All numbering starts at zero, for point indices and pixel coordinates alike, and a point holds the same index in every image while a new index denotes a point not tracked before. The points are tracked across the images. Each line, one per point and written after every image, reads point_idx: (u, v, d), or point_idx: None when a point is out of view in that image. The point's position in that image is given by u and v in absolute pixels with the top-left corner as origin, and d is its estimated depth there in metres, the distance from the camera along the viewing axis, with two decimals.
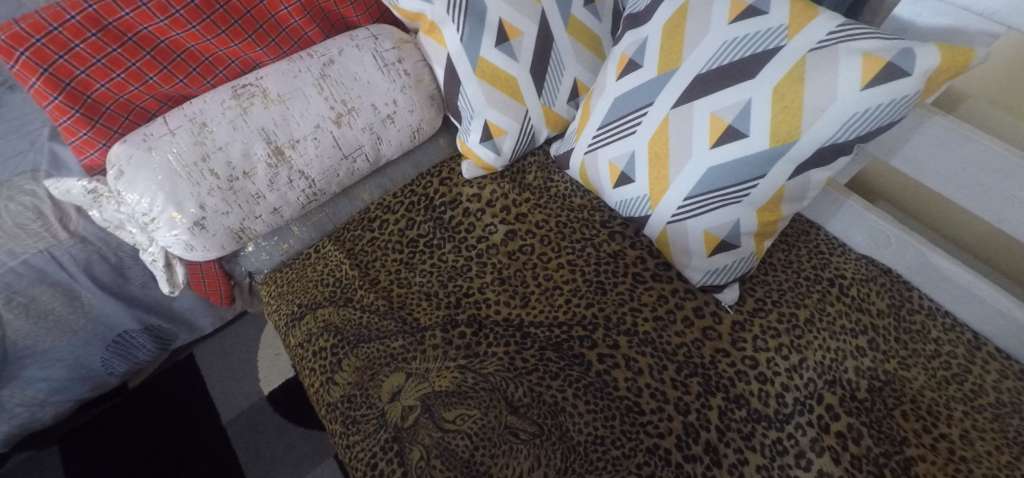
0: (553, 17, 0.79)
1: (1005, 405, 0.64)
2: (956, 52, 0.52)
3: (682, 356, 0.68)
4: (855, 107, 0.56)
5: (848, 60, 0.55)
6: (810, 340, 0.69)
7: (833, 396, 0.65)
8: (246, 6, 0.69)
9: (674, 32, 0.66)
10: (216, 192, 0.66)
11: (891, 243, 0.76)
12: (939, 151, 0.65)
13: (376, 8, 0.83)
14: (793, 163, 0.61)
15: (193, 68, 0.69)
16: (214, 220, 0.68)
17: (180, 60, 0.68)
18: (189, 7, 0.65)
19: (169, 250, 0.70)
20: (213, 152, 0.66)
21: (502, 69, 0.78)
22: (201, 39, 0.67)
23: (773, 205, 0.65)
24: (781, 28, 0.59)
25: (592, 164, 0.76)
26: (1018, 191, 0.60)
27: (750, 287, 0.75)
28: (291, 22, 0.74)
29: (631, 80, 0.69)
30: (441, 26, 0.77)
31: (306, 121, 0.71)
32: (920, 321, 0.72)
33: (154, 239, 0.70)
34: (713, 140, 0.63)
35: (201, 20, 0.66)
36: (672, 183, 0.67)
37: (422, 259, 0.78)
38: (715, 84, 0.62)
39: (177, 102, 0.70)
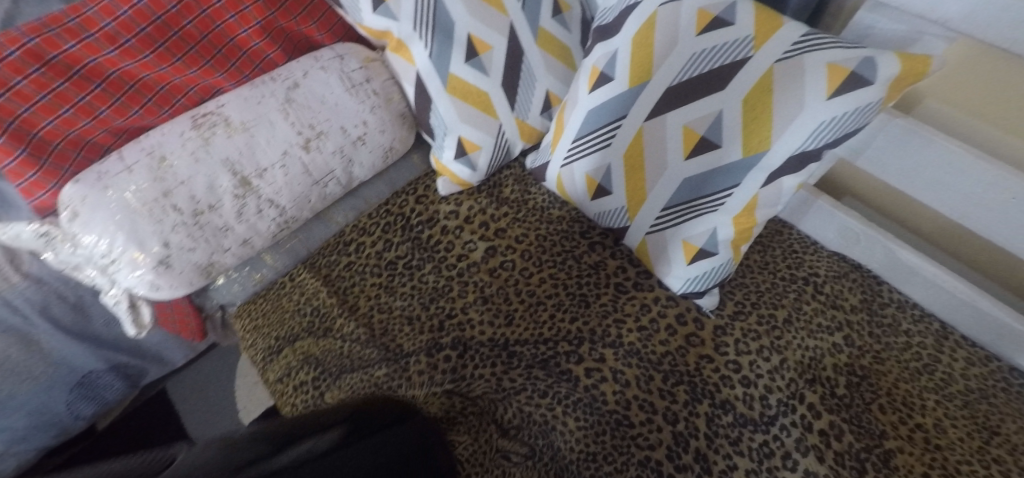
0: (521, 30, 0.79)
1: (973, 392, 0.67)
2: (914, 60, 0.53)
3: (668, 365, 0.69)
4: (821, 115, 0.57)
5: (813, 71, 0.56)
6: (789, 340, 0.71)
7: (815, 395, 0.66)
8: (202, 30, 0.67)
9: (643, 44, 0.65)
10: (181, 228, 0.63)
11: (860, 240, 0.78)
12: (900, 150, 0.67)
13: (340, 26, 0.81)
14: (765, 172, 0.61)
15: (148, 99, 0.66)
16: (180, 257, 0.64)
17: (133, 91, 0.65)
18: (140, 36, 0.62)
19: (132, 291, 0.67)
20: (175, 187, 0.63)
21: (473, 85, 0.78)
22: (155, 68, 0.65)
23: (748, 214, 0.65)
24: (748, 39, 0.60)
25: (568, 177, 0.76)
26: (974, 188, 0.63)
27: (729, 290, 0.76)
28: (251, 44, 0.72)
29: (603, 92, 0.69)
30: (409, 43, 0.76)
31: (273, 148, 0.69)
32: (891, 315, 0.74)
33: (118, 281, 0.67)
34: (687, 151, 0.64)
35: (153, 48, 0.64)
36: (649, 194, 0.68)
37: (401, 282, 0.76)
38: (686, 96, 0.63)
39: (133, 135, 0.67)
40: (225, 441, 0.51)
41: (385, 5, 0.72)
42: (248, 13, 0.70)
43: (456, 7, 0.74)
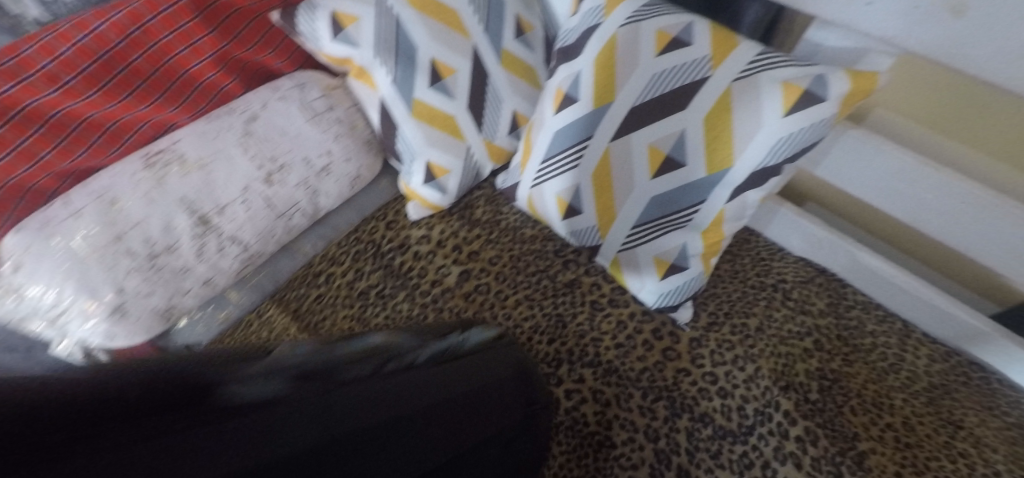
0: (485, 52, 0.79)
1: (937, 388, 0.70)
2: (863, 77, 0.56)
3: (646, 382, 0.69)
4: (780, 132, 0.58)
5: (769, 89, 0.58)
6: (762, 348, 0.72)
7: (789, 402, 0.68)
8: (151, 65, 0.65)
9: (605, 66, 0.66)
10: (136, 273, 0.61)
11: (823, 245, 0.80)
12: (855, 159, 0.69)
13: (298, 53, 0.81)
14: (730, 188, 0.62)
15: (95, 138, 0.63)
16: (137, 303, 0.61)
17: (79, 131, 0.62)
18: (84, 74, 0.60)
19: (88, 344, 0.63)
20: (128, 230, 0.60)
21: (439, 109, 0.77)
22: (102, 106, 0.62)
23: (715, 228, 0.66)
24: (705, 59, 0.61)
25: (539, 198, 0.77)
26: (926, 194, 0.66)
27: (702, 301, 0.77)
28: (205, 77, 0.70)
29: (568, 114, 0.70)
30: (371, 69, 0.75)
31: (233, 184, 0.67)
32: (856, 317, 0.77)
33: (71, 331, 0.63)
34: (654, 170, 0.65)
35: (98, 86, 0.61)
36: (620, 213, 0.69)
37: (375, 313, 0.75)
38: (650, 116, 0.64)
39: (79, 177, 0.63)
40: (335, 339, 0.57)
41: (346, 33, 0.73)
42: (201, 45, 0.68)
43: (417, 31, 0.74)
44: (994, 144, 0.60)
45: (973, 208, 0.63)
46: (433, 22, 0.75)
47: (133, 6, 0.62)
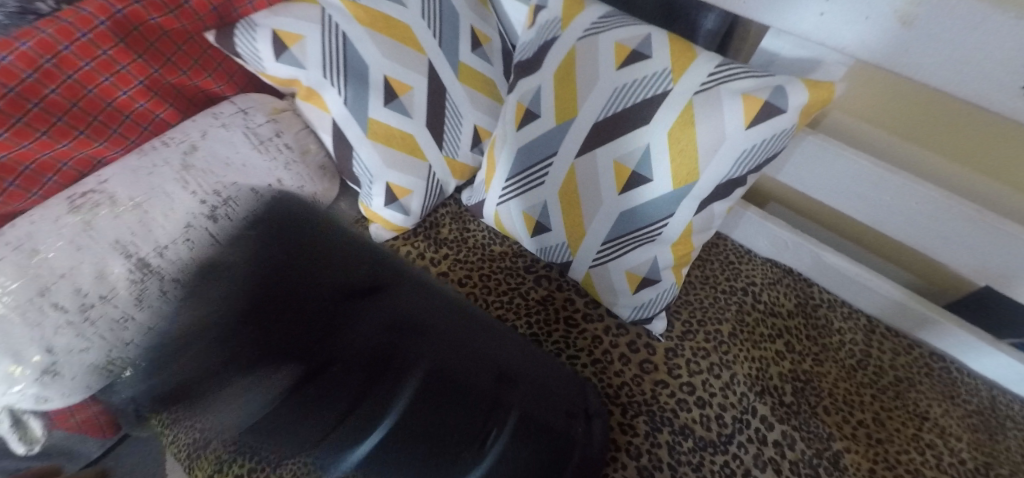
0: (441, 68, 0.77)
1: (903, 381, 0.72)
2: (821, 87, 0.56)
3: (625, 397, 0.69)
4: (743, 144, 0.58)
5: (730, 101, 0.57)
6: (736, 354, 0.73)
7: (766, 407, 0.68)
8: (70, 98, 0.60)
9: (566, 77, 0.66)
10: (66, 328, 0.56)
11: (788, 246, 0.81)
12: (814, 163, 0.70)
13: (240, 74, 0.77)
14: (697, 200, 0.62)
15: (11, 182, 0.60)
16: (70, 362, 0.57)
17: None
18: None
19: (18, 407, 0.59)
20: (54, 282, 0.56)
21: (396, 129, 0.74)
22: (15, 146, 0.58)
23: (685, 240, 0.66)
24: (666, 71, 0.60)
25: (506, 215, 0.75)
26: (884, 196, 0.67)
27: (676, 310, 0.77)
28: (135, 106, 0.66)
29: (531, 130, 0.68)
30: (320, 90, 0.72)
31: (173, 223, 0.62)
32: (824, 315, 0.79)
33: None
34: (620, 186, 0.63)
35: (9, 125, 0.56)
36: (588, 229, 0.68)
37: None
38: (613, 131, 0.62)
39: None
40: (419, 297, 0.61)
41: (290, 53, 0.69)
42: (128, 73, 0.64)
43: (368, 49, 0.71)
44: (944, 144, 0.63)
45: (928, 208, 0.65)
46: (385, 39, 0.72)
47: (44, 34, 0.57)
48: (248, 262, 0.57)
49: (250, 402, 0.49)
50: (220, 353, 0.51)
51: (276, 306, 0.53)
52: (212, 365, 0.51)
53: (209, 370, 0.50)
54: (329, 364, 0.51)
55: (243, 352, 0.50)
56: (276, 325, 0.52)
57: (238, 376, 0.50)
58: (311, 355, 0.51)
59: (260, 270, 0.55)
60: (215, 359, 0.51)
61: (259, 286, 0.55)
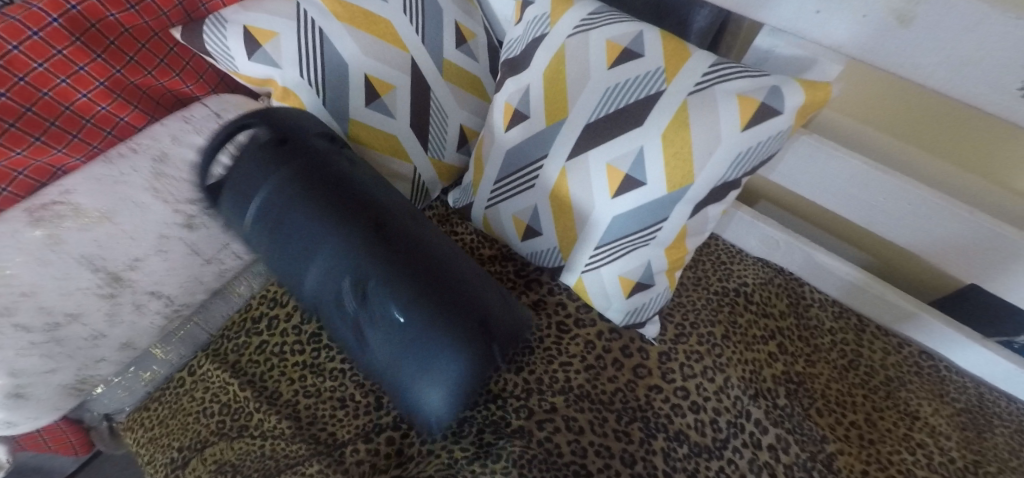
0: (424, 65, 0.73)
1: (894, 381, 0.72)
2: (816, 88, 0.55)
3: (619, 403, 0.67)
4: (738, 146, 0.56)
5: (726, 102, 0.56)
6: (729, 357, 0.72)
7: (760, 411, 0.68)
8: (23, 102, 0.56)
9: (555, 78, 0.63)
10: (31, 349, 0.52)
11: (780, 247, 0.81)
12: (807, 164, 0.69)
13: (211, 73, 0.73)
14: (692, 203, 0.60)
15: None
16: (37, 384, 0.54)
17: None
18: None
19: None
20: (19, 299, 0.52)
21: (380, 130, 0.72)
22: None
23: (680, 243, 0.65)
24: (659, 71, 0.59)
25: (495, 218, 0.73)
26: (877, 197, 0.67)
27: (669, 312, 0.76)
28: (96, 109, 0.63)
29: (520, 131, 0.66)
30: (296, 90, 0.68)
31: (147, 234, 0.59)
32: (815, 315, 0.78)
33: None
34: (613, 189, 0.61)
35: None
36: (581, 234, 0.66)
37: (329, 357, 0.69)
38: (605, 133, 0.60)
39: None
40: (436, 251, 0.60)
41: (263, 51, 0.65)
42: (87, 74, 0.60)
43: (347, 47, 0.68)
44: (930, 140, 0.63)
45: (922, 208, 0.64)
46: (364, 36, 0.69)
47: None
48: (262, 154, 0.62)
49: (321, 264, 0.59)
50: (291, 230, 0.60)
51: (328, 196, 0.60)
52: (288, 242, 0.60)
53: (287, 242, 0.60)
54: (383, 240, 0.59)
55: (315, 227, 0.59)
56: (327, 208, 0.60)
57: (313, 244, 0.58)
58: (368, 231, 0.59)
59: (285, 167, 0.61)
60: (294, 231, 0.60)
61: (294, 175, 0.61)
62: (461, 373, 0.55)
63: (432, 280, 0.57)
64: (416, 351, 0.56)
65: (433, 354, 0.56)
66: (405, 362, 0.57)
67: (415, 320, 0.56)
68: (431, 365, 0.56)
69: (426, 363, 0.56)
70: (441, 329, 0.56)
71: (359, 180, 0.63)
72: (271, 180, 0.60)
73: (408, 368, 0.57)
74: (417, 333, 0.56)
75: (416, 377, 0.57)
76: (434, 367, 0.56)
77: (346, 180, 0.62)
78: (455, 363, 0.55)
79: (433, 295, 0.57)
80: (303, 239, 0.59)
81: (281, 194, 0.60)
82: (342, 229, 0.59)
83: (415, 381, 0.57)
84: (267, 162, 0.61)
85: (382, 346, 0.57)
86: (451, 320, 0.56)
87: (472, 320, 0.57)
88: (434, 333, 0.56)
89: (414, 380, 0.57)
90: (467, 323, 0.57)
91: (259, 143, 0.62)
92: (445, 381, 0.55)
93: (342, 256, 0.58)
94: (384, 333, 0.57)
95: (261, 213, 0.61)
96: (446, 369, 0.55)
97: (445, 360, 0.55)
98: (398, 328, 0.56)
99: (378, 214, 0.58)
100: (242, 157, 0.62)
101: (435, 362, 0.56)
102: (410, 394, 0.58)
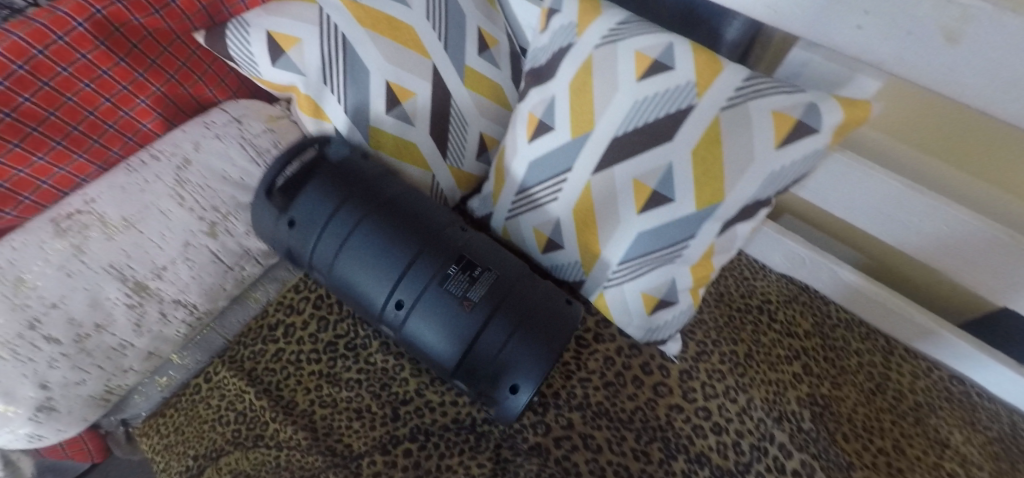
0: (446, 72, 0.72)
1: (923, 406, 0.70)
2: (855, 106, 0.54)
3: (639, 423, 0.66)
4: (772, 165, 0.55)
5: (760, 119, 0.55)
6: (752, 377, 0.70)
7: (784, 434, 0.66)
8: (46, 107, 0.56)
9: (581, 90, 0.61)
10: (61, 361, 0.53)
11: (806, 264, 0.79)
12: (839, 182, 0.67)
13: (232, 76, 0.72)
14: (721, 221, 0.59)
15: None
16: (66, 396, 0.53)
17: None
18: None
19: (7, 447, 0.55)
20: (44, 313, 0.52)
21: (399, 138, 0.71)
22: None
23: (706, 262, 0.63)
24: (689, 85, 0.57)
25: (516, 230, 0.72)
26: (911, 218, 0.65)
27: (690, 329, 0.74)
28: (120, 114, 0.62)
29: (544, 142, 0.64)
30: (321, 101, 0.68)
31: (171, 242, 0.59)
32: (841, 336, 0.76)
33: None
34: (640, 205, 0.60)
35: None
36: (604, 249, 0.64)
37: (346, 367, 0.69)
38: (633, 148, 0.59)
39: None
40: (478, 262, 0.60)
41: (287, 58, 0.65)
42: (109, 78, 0.59)
43: (369, 52, 0.66)
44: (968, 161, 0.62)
45: (959, 231, 0.62)
46: (387, 42, 0.68)
47: (15, 37, 0.51)
48: (335, 174, 0.63)
49: (412, 269, 0.59)
50: (374, 242, 0.60)
51: (406, 210, 0.62)
52: (370, 254, 0.59)
53: (369, 254, 0.59)
54: (470, 246, 0.62)
55: (401, 237, 0.60)
56: (409, 219, 0.61)
57: (403, 251, 0.59)
58: (453, 238, 0.61)
59: (340, 182, 0.62)
60: (359, 243, 0.60)
61: (371, 193, 0.62)
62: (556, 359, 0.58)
63: (518, 278, 0.61)
64: (516, 345, 0.57)
65: (529, 346, 0.57)
66: (499, 355, 0.57)
67: (513, 314, 0.58)
68: (528, 356, 0.57)
69: (522, 355, 0.57)
70: (535, 321, 0.59)
71: (426, 200, 0.66)
72: (348, 197, 0.61)
73: (507, 362, 0.57)
74: (516, 327, 0.58)
75: (514, 369, 0.57)
76: (530, 357, 0.57)
77: (417, 197, 0.65)
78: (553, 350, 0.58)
79: (522, 289, 0.60)
80: (388, 249, 0.59)
81: (342, 211, 0.61)
82: (427, 237, 0.60)
83: (512, 374, 0.57)
84: (337, 183, 0.62)
85: (482, 343, 0.57)
86: (542, 314, 0.59)
87: (557, 313, 0.61)
88: (529, 325, 0.58)
89: (512, 372, 0.57)
90: (554, 316, 0.60)
91: (329, 167, 0.64)
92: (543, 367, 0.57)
93: (435, 260, 0.59)
94: (481, 341, 0.57)
95: (338, 233, 0.60)
96: (541, 359, 0.57)
97: (541, 349, 0.58)
98: (499, 322, 0.57)
99: (432, 228, 0.59)
100: (309, 182, 0.63)
101: (531, 351, 0.57)
102: (506, 387, 0.57)
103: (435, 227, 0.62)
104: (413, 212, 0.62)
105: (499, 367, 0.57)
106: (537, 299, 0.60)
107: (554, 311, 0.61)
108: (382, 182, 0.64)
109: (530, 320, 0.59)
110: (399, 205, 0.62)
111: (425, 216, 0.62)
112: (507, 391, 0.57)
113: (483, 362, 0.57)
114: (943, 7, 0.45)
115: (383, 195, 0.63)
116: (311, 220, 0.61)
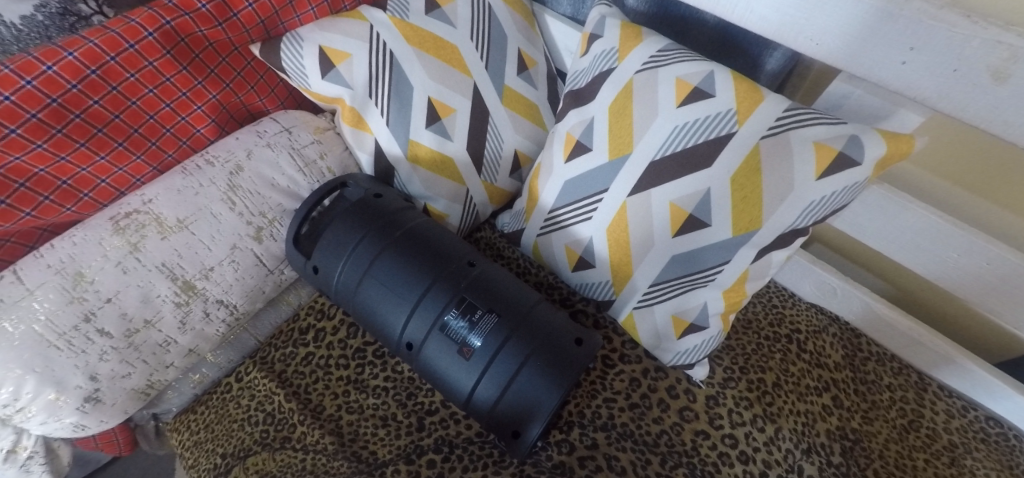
0: (486, 90, 0.74)
1: (958, 447, 0.69)
2: (898, 140, 0.54)
3: (664, 447, 0.65)
4: (810, 195, 0.56)
5: (801, 150, 0.56)
6: (780, 407, 0.69)
7: (812, 467, 0.65)
8: (112, 110, 0.59)
9: (621, 114, 0.63)
10: (112, 354, 0.55)
11: (837, 293, 0.79)
12: (876, 215, 0.67)
13: (281, 86, 0.75)
14: (756, 248, 0.59)
15: (44, 197, 0.59)
16: (112, 388, 0.56)
17: (24, 189, 0.57)
18: (30, 124, 0.53)
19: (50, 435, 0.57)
20: (99, 307, 0.54)
21: (437, 152, 0.72)
22: (52, 158, 0.57)
23: (739, 288, 0.63)
24: (730, 113, 0.58)
25: (547, 247, 0.72)
26: (950, 254, 0.64)
27: (717, 354, 0.73)
28: (177, 119, 0.65)
29: (581, 163, 0.66)
30: (366, 113, 0.70)
31: (219, 244, 0.62)
32: (873, 370, 0.75)
33: (26, 431, 0.59)
34: (675, 228, 0.61)
35: (48, 136, 0.55)
36: (637, 270, 0.64)
37: (373, 375, 0.70)
38: (672, 172, 0.59)
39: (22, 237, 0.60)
40: (493, 292, 0.61)
41: (336, 71, 0.67)
42: (171, 85, 0.62)
43: (415, 70, 0.69)
44: (1009, 198, 0.62)
45: (1000, 269, 0.61)
46: (432, 60, 0.70)
47: (91, 44, 0.54)
48: (352, 215, 0.65)
49: (418, 312, 0.60)
50: (384, 284, 0.62)
51: (416, 249, 0.63)
52: (381, 297, 0.62)
53: (382, 295, 0.62)
54: (476, 285, 0.61)
55: (410, 279, 0.61)
56: (417, 259, 0.62)
57: (410, 294, 0.61)
58: (458, 277, 0.61)
59: (360, 216, 0.65)
60: (377, 278, 0.62)
61: (385, 232, 0.64)
62: (558, 405, 0.58)
63: (523, 318, 0.60)
64: (523, 385, 0.58)
65: (531, 391, 0.58)
66: (502, 399, 0.58)
67: (517, 356, 0.58)
68: (530, 401, 0.58)
69: (526, 398, 0.58)
70: (540, 363, 0.58)
71: (440, 233, 0.66)
72: (364, 237, 0.64)
73: (518, 399, 0.58)
74: (520, 370, 0.58)
75: (521, 410, 0.58)
76: (532, 404, 0.58)
77: (428, 232, 0.65)
78: (555, 398, 0.57)
79: (526, 330, 0.59)
80: (397, 291, 0.61)
81: (360, 246, 0.63)
82: (435, 277, 0.61)
83: (517, 417, 0.58)
84: (355, 222, 0.65)
85: (484, 387, 0.58)
86: (547, 355, 0.58)
87: (563, 353, 0.59)
88: (533, 367, 0.58)
89: (515, 416, 0.58)
90: (561, 355, 0.59)
91: (349, 208, 0.66)
92: (546, 411, 0.57)
93: (440, 302, 0.60)
94: (493, 374, 0.58)
95: (357, 268, 0.63)
96: (546, 402, 0.57)
97: (543, 395, 0.57)
98: (500, 367, 0.58)
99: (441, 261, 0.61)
100: (332, 223, 0.66)
101: (532, 397, 0.58)
102: (510, 431, 0.58)
103: (450, 259, 0.63)
104: (429, 244, 0.64)
105: (502, 410, 0.58)
106: (548, 333, 0.60)
107: (565, 346, 0.60)
108: (402, 214, 0.66)
109: (541, 356, 0.58)
110: (416, 238, 0.64)
111: (440, 248, 0.64)
112: (511, 435, 0.58)
113: (486, 407, 0.58)
114: (992, 46, 0.46)
115: (399, 228, 0.64)
116: (332, 256, 0.64)
